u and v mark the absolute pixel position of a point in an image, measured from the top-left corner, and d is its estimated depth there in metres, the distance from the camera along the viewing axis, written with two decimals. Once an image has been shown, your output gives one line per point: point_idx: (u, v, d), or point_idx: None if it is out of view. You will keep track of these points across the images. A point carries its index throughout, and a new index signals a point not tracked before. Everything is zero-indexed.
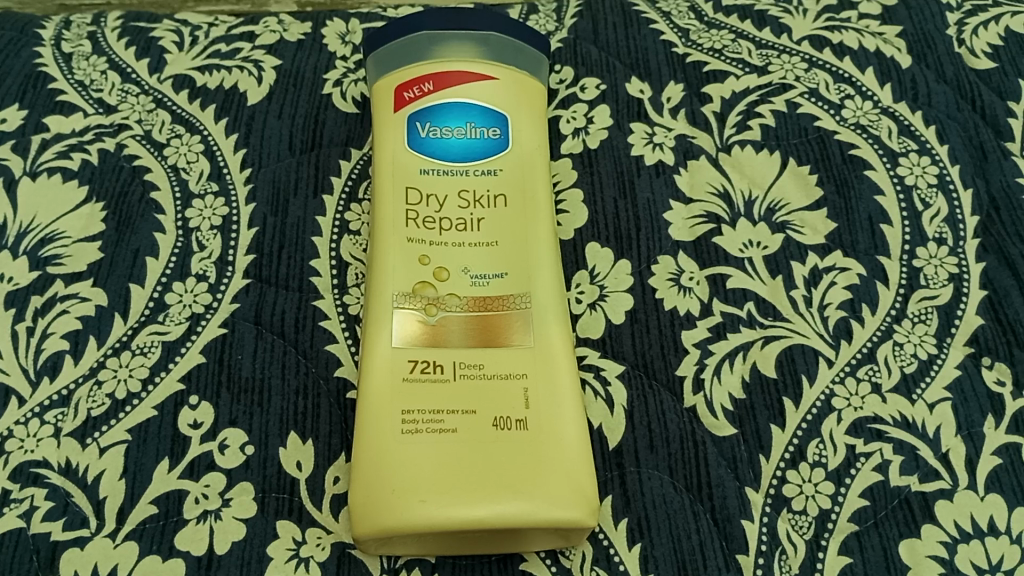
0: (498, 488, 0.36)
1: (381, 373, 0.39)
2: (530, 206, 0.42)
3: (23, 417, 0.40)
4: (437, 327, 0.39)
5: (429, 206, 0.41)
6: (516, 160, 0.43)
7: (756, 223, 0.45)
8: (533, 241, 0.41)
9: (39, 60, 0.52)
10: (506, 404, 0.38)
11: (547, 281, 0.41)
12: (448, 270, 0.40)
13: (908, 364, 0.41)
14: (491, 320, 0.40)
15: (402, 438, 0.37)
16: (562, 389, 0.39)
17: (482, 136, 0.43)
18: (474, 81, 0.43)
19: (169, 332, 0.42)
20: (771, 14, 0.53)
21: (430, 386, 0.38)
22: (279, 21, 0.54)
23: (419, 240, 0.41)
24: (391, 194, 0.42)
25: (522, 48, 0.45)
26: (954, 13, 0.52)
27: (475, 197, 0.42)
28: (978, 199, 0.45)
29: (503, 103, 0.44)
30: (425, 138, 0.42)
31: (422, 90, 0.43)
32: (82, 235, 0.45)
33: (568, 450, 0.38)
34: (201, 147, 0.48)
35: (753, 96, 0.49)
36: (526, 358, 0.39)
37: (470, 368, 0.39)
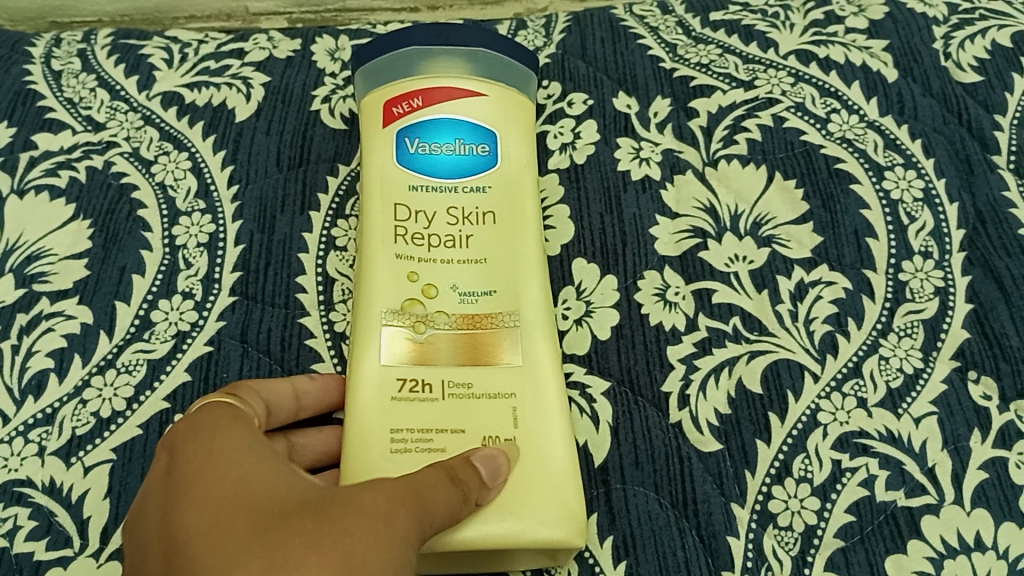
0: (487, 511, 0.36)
1: (368, 391, 0.39)
2: (518, 223, 0.42)
3: (8, 435, 0.40)
4: (425, 344, 0.39)
5: (418, 223, 0.41)
6: (505, 177, 0.43)
7: (742, 238, 0.45)
8: (521, 258, 0.41)
9: (29, 77, 0.52)
10: (494, 423, 0.38)
11: (536, 300, 0.41)
12: (436, 287, 0.40)
13: (894, 379, 0.41)
14: (480, 337, 0.40)
15: (392, 457, 0.37)
16: (551, 408, 0.39)
17: (471, 152, 0.43)
18: (462, 97, 0.43)
19: (155, 350, 0.42)
20: (758, 29, 0.53)
21: (419, 405, 0.38)
22: (269, 39, 0.54)
23: (407, 256, 0.41)
24: (379, 209, 0.42)
25: (513, 65, 0.45)
26: (941, 27, 0.52)
27: (463, 214, 0.42)
28: (964, 213, 0.45)
29: (492, 118, 0.44)
30: (414, 153, 0.42)
31: (411, 105, 0.43)
32: (68, 253, 0.45)
33: (555, 468, 0.38)
34: (189, 164, 0.48)
35: (741, 110, 0.49)
36: (515, 378, 0.39)
37: (458, 386, 0.39)
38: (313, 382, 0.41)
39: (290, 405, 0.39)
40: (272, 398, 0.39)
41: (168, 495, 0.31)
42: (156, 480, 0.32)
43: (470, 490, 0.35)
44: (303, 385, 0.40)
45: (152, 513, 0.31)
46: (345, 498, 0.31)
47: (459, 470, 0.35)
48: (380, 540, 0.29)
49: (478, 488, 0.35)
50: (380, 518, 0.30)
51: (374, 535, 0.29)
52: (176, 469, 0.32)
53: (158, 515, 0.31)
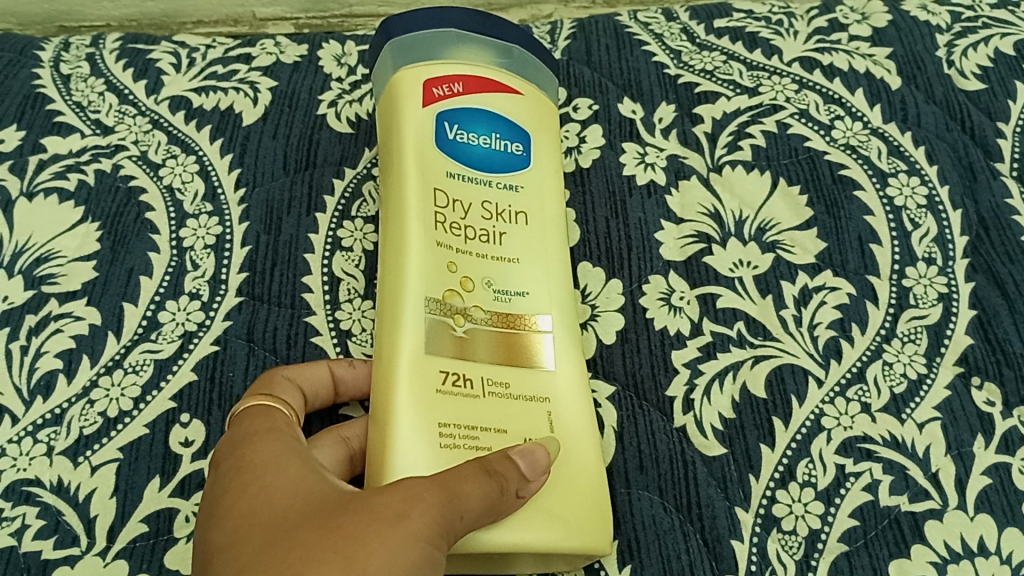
0: (527, 514, 0.35)
1: (408, 384, 0.36)
2: (548, 227, 0.42)
3: (17, 435, 0.40)
4: (464, 339, 0.38)
5: (455, 212, 0.40)
6: (535, 180, 0.43)
7: (746, 243, 0.45)
8: (552, 262, 0.41)
9: (38, 81, 0.52)
10: (531, 425, 0.38)
11: (566, 306, 0.41)
12: (474, 280, 0.39)
13: (897, 385, 0.41)
14: (516, 337, 0.39)
15: (438, 454, 0.36)
16: (582, 416, 0.39)
17: (506, 148, 0.42)
18: (498, 90, 0.43)
19: (162, 350, 0.43)
20: (762, 36, 0.54)
21: (461, 402, 0.37)
22: (276, 44, 0.55)
23: (446, 245, 0.39)
24: (417, 191, 0.40)
25: (541, 67, 0.46)
26: (944, 35, 0.52)
27: (498, 210, 0.41)
28: (967, 219, 0.45)
29: (524, 116, 0.44)
30: (453, 140, 0.41)
31: (451, 89, 0.42)
32: (77, 255, 0.45)
33: (584, 473, 0.38)
34: (196, 167, 0.49)
35: (744, 116, 0.49)
36: (548, 383, 0.39)
37: (498, 385, 0.38)
38: (352, 370, 0.41)
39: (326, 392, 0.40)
40: (306, 387, 0.40)
41: (208, 507, 0.33)
42: (205, 490, 0.34)
43: (509, 484, 0.34)
44: (341, 372, 0.41)
45: (198, 525, 0.33)
46: (360, 504, 0.31)
47: (495, 463, 0.34)
48: (389, 543, 0.29)
49: (519, 481, 0.34)
50: (392, 521, 0.30)
51: (383, 538, 0.29)
52: (218, 479, 0.34)
53: (201, 524, 0.33)
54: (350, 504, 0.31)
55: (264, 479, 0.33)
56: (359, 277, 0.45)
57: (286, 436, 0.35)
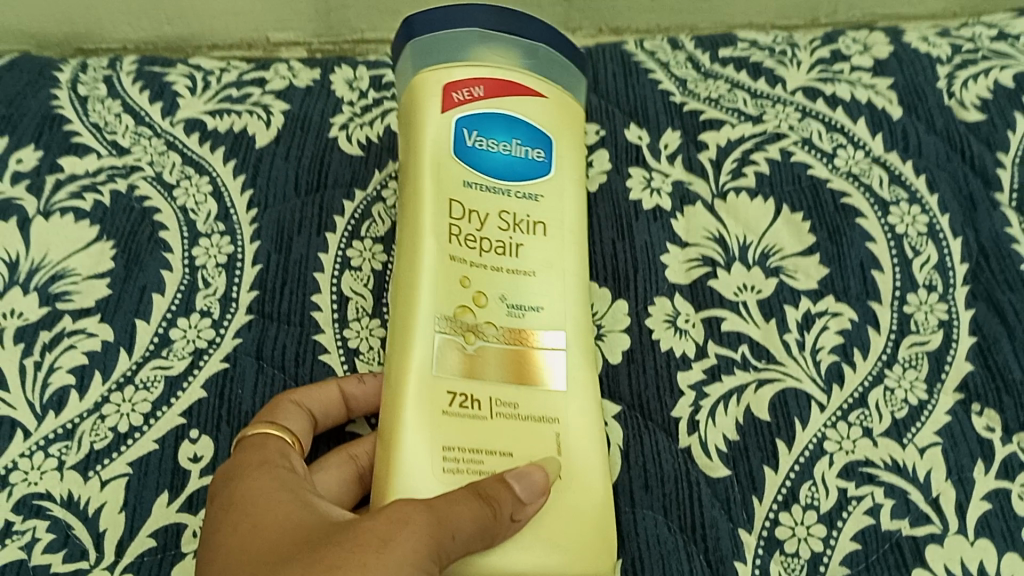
0: (534, 539, 0.36)
1: (416, 402, 0.37)
2: (563, 238, 0.42)
3: (29, 450, 0.41)
4: (473, 357, 0.38)
5: (471, 224, 0.40)
6: (554, 189, 0.43)
7: (751, 268, 0.46)
8: (566, 276, 0.41)
9: (56, 103, 0.53)
10: (537, 448, 0.38)
11: (578, 321, 0.41)
12: (487, 296, 0.39)
13: (899, 410, 0.41)
14: (526, 354, 0.39)
15: (442, 479, 0.36)
16: (589, 437, 0.39)
17: (526, 155, 0.42)
18: (520, 93, 0.43)
19: (173, 367, 0.43)
20: (766, 66, 0.55)
21: (468, 422, 0.37)
22: (289, 68, 0.56)
23: (460, 259, 0.39)
24: (433, 202, 0.40)
25: (564, 66, 0.45)
26: (944, 67, 0.54)
27: (515, 220, 0.41)
28: (967, 247, 0.46)
29: (546, 121, 0.43)
30: (471, 148, 0.41)
31: (472, 94, 0.42)
32: (91, 273, 0.46)
33: (590, 497, 0.38)
34: (209, 188, 0.49)
35: (748, 144, 0.50)
36: (556, 403, 0.39)
37: (505, 406, 0.38)
38: (363, 387, 0.41)
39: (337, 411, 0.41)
40: (314, 409, 0.40)
41: (203, 546, 0.33)
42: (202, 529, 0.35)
43: (503, 508, 0.34)
44: (352, 390, 0.41)
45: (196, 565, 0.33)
46: (344, 531, 0.31)
47: (487, 487, 0.34)
48: (372, 568, 0.29)
49: (513, 504, 0.34)
50: (375, 546, 0.30)
51: (365, 564, 0.29)
52: (212, 518, 0.34)
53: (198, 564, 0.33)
54: (334, 533, 0.31)
55: (252, 516, 0.33)
56: (368, 296, 0.46)
57: (277, 470, 0.36)
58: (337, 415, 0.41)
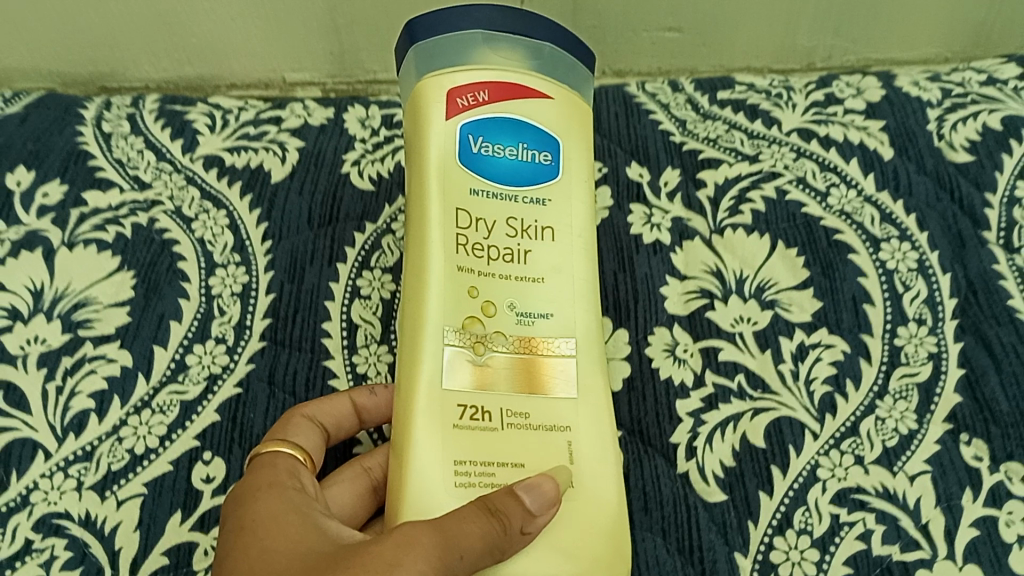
0: (546, 553, 0.35)
1: (426, 416, 0.36)
2: (575, 242, 0.40)
3: (49, 470, 0.43)
4: (483, 368, 0.37)
5: (478, 233, 0.38)
6: (565, 192, 0.40)
7: (747, 300, 0.47)
8: (578, 281, 0.39)
9: (81, 139, 0.56)
10: (550, 457, 0.36)
11: (591, 327, 0.39)
12: (496, 305, 0.37)
13: (889, 439, 0.43)
14: (538, 362, 0.37)
15: (454, 493, 0.35)
16: (603, 445, 0.38)
17: (534, 160, 0.39)
18: (525, 92, 0.39)
19: (188, 392, 0.45)
20: (762, 108, 0.57)
21: (479, 435, 0.36)
22: (304, 107, 0.58)
23: (468, 269, 0.37)
24: (438, 214, 0.37)
25: (575, 65, 0.41)
26: (934, 110, 0.56)
27: (523, 227, 0.38)
28: (956, 283, 0.48)
29: (556, 121, 0.40)
30: (477, 154, 0.38)
31: (476, 98, 0.39)
32: (112, 301, 0.48)
33: (605, 510, 0.37)
34: (227, 221, 0.51)
35: (745, 182, 0.52)
36: (569, 410, 0.37)
37: (516, 415, 0.36)
38: (374, 398, 0.43)
39: (351, 422, 0.43)
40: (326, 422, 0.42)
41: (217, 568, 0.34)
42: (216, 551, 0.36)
43: (512, 523, 0.33)
44: (363, 401, 0.43)
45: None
46: (353, 559, 0.31)
47: (497, 501, 0.33)
48: None
49: (523, 518, 0.33)
50: None
51: None
52: (223, 539, 0.35)
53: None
54: (343, 561, 0.31)
55: (261, 540, 0.33)
56: (377, 324, 0.48)
57: (285, 491, 0.36)
58: (350, 425, 0.43)
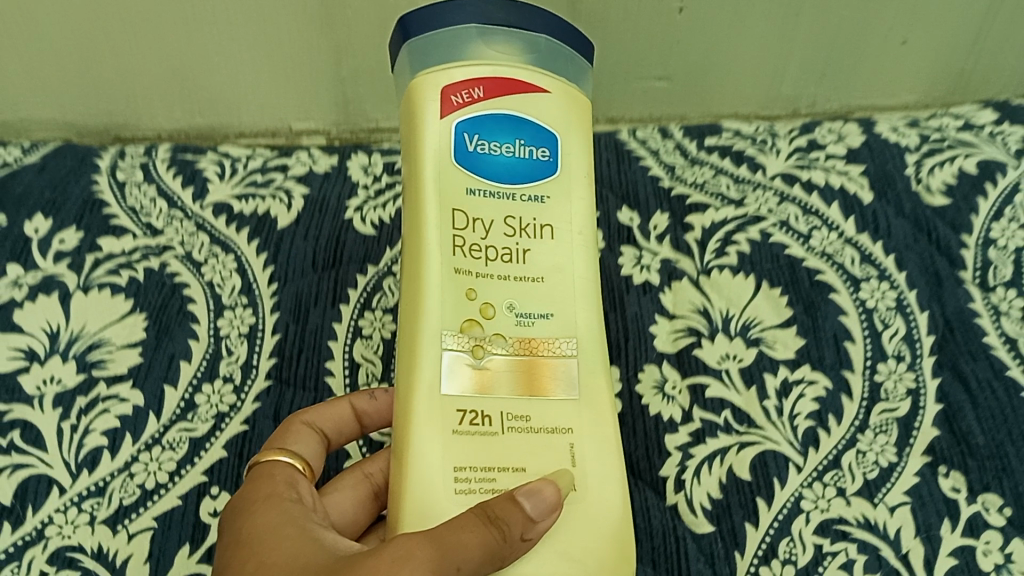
0: (551, 560, 0.32)
1: (423, 422, 0.33)
2: (577, 237, 0.37)
3: (63, 505, 0.44)
4: (483, 372, 0.34)
5: (476, 233, 0.35)
6: (567, 188, 0.37)
7: (733, 338, 0.50)
8: (580, 279, 0.37)
9: (97, 188, 0.58)
10: (551, 460, 0.34)
11: (594, 326, 0.37)
12: (495, 306, 0.35)
13: (870, 471, 0.45)
14: (540, 363, 0.35)
15: (453, 500, 0.33)
16: (607, 445, 0.35)
17: (533, 158, 0.36)
18: (524, 85, 0.36)
19: (197, 429, 0.47)
20: (747, 154, 0.59)
21: (478, 440, 0.33)
22: (310, 155, 0.61)
23: (465, 271, 0.35)
24: (435, 217, 0.35)
25: (574, 58, 0.38)
26: (912, 155, 0.58)
27: (522, 225, 0.36)
28: (934, 321, 0.50)
29: (556, 115, 0.37)
30: (473, 153, 0.35)
31: (471, 95, 0.36)
32: (125, 343, 0.50)
33: (608, 512, 0.34)
34: (235, 265, 0.54)
35: (731, 225, 0.55)
36: (572, 410, 0.35)
37: (517, 419, 0.34)
38: (373, 402, 0.45)
39: (352, 427, 0.44)
40: (327, 429, 0.43)
41: None
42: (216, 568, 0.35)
43: (511, 529, 0.31)
44: (363, 406, 0.44)
45: None
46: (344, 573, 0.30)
47: (497, 507, 0.31)
48: None
49: (522, 524, 0.31)
50: None
51: None
52: (222, 557, 0.35)
53: None
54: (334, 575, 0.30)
55: (256, 556, 0.33)
56: (377, 363, 0.50)
57: (283, 506, 0.36)
58: (351, 430, 0.44)
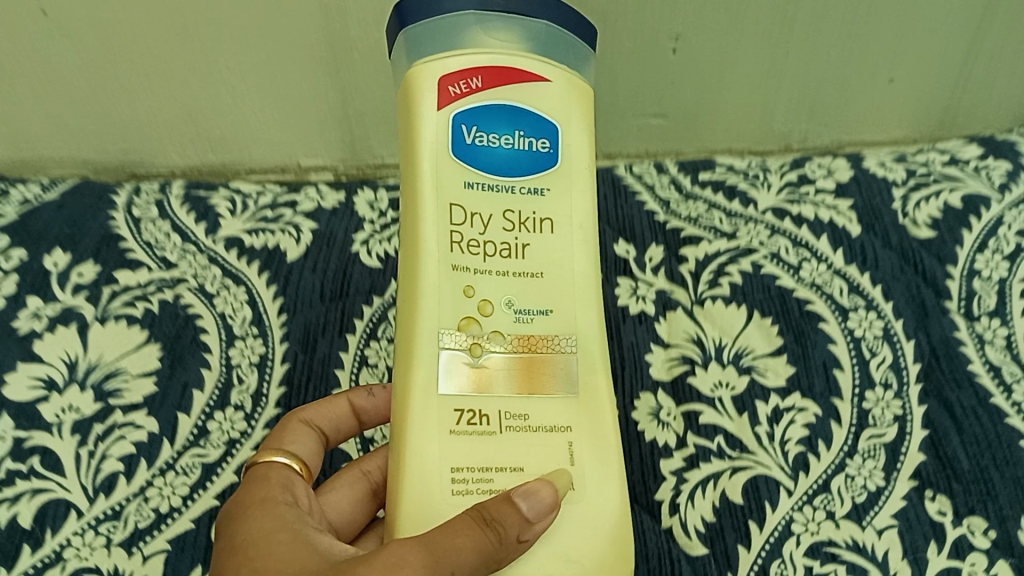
0: (549, 561, 0.32)
1: (419, 422, 0.33)
2: (578, 230, 0.36)
3: (81, 528, 0.46)
4: (481, 371, 0.33)
5: (473, 228, 0.34)
6: (569, 179, 0.36)
7: (725, 366, 0.51)
8: (582, 275, 0.36)
9: (114, 224, 0.61)
10: (549, 460, 0.33)
11: (595, 323, 0.36)
12: (494, 303, 0.34)
13: (859, 495, 0.46)
14: (539, 360, 0.34)
15: (450, 502, 0.32)
16: (606, 443, 0.35)
17: (533, 150, 0.35)
18: (523, 75, 0.35)
19: (209, 455, 0.49)
20: (740, 188, 0.62)
21: (475, 440, 0.33)
22: (318, 192, 0.63)
23: (462, 268, 0.34)
24: (432, 212, 0.34)
25: (578, 44, 0.37)
26: (899, 189, 0.60)
27: (521, 219, 0.34)
28: (920, 349, 0.51)
29: (556, 104, 0.35)
30: (470, 145, 0.34)
31: (469, 85, 0.34)
32: (140, 372, 0.52)
33: (606, 511, 0.34)
34: (246, 297, 0.56)
35: (724, 257, 0.57)
36: (571, 408, 0.34)
37: (516, 419, 0.33)
38: (371, 398, 0.46)
39: (351, 423, 0.46)
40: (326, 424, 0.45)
41: None
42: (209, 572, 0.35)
43: (506, 532, 0.30)
44: (361, 402, 0.46)
45: None
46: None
47: (492, 509, 0.31)
48: None
49: (518, 526, 0.31)
50: None
51: None
52: (215, 561, 0.35)
53: None
54: None
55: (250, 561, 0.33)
56: None
57: (275, 509, 0.36)
58: (350, 426, 0.46)
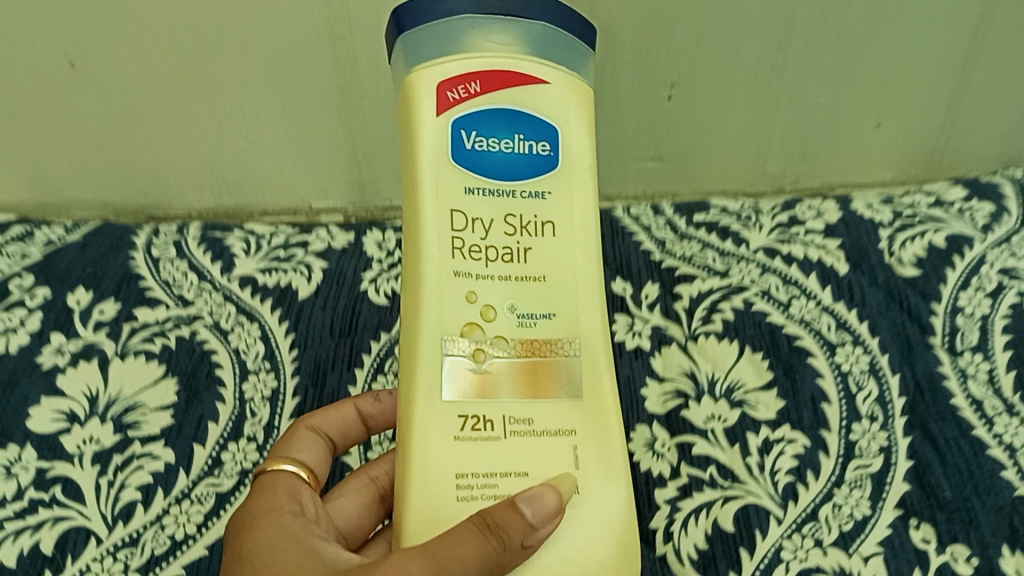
0: (554, 564, 0.33)
1: (424, 430, 0.33)
2: (581, 232, 0.36)
3: (100, 554, 0.48)
4: (484, 376, 0.34)
5: (475, 234, 0.34)
6: (570, 180, 0.36)
7: (717, 400, 0.54)
8: (585, 277, 0.36)
9: (133, 264, 0.63)
10: (554, 463, 0.34)
11: (598, 326, 0.36)
12: (496, 308, 0.34)
13: (846, 523, 0.48)
14: (542, 365, 0.35)
15: (456, 507, 0.33)
16: (610, 446, 0.35)
17: (532, 152, 0.35)
18: (522, 79, 0.35)
19: (223, 484, 0.51)
20: (732, 229, 0.64)
21: (480, 445, 0.33)
22: (329, 232, 0.66)
23: (464, 273, 0.34)
24: (433, 220, 0.34)
25: (575, 43, 0.37)
26: (886, 230, 0.63)
27: (522, 223, 0.35)
28: (904, 383, 0.53)
29: (555, 107, 0.36)
30: (470, 150, 0.35)
31: (468, 90, 0.35)
32: (158, 405, 0.55)
33: (611, 513, 0.34)
34: (258, 333, 0.58)
35: (716, 294, 0.59)
36: (575, 412, 0.35)
37: (520, 423, 0.34)
38: (377, 404, 0.49)
39: (358, 429, 0.48)
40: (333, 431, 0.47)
41: None
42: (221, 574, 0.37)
43: (510, 538, 0.31)
44: (367, 409, 0.48)
45: None
46: None
47: (496, 515, 0.32)
48: None
49: (522, 531, 0.31)
50: None
51: None
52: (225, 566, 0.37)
53: None
54: None
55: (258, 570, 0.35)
56: None
57: (280, 519, 0.38)
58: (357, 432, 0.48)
